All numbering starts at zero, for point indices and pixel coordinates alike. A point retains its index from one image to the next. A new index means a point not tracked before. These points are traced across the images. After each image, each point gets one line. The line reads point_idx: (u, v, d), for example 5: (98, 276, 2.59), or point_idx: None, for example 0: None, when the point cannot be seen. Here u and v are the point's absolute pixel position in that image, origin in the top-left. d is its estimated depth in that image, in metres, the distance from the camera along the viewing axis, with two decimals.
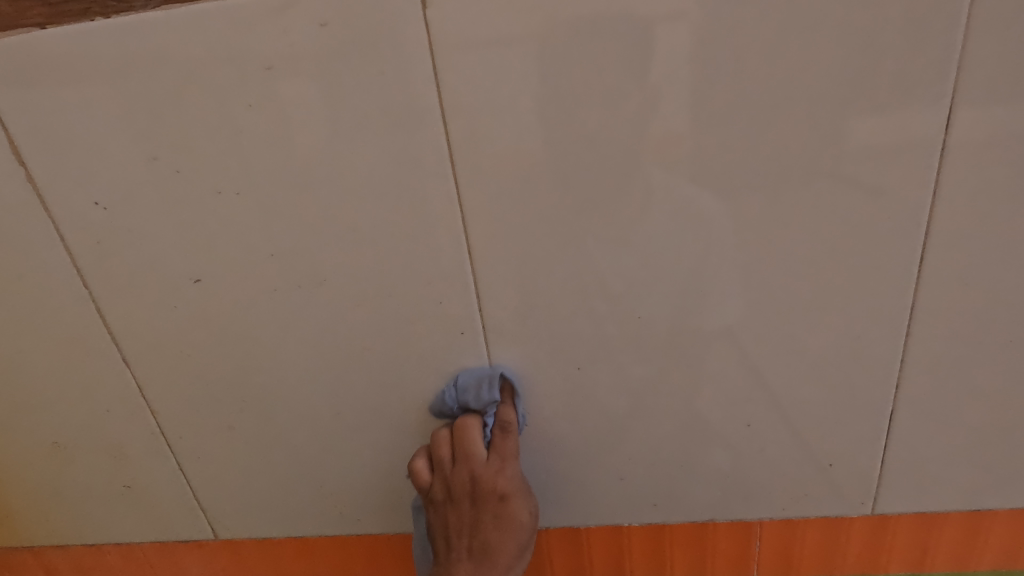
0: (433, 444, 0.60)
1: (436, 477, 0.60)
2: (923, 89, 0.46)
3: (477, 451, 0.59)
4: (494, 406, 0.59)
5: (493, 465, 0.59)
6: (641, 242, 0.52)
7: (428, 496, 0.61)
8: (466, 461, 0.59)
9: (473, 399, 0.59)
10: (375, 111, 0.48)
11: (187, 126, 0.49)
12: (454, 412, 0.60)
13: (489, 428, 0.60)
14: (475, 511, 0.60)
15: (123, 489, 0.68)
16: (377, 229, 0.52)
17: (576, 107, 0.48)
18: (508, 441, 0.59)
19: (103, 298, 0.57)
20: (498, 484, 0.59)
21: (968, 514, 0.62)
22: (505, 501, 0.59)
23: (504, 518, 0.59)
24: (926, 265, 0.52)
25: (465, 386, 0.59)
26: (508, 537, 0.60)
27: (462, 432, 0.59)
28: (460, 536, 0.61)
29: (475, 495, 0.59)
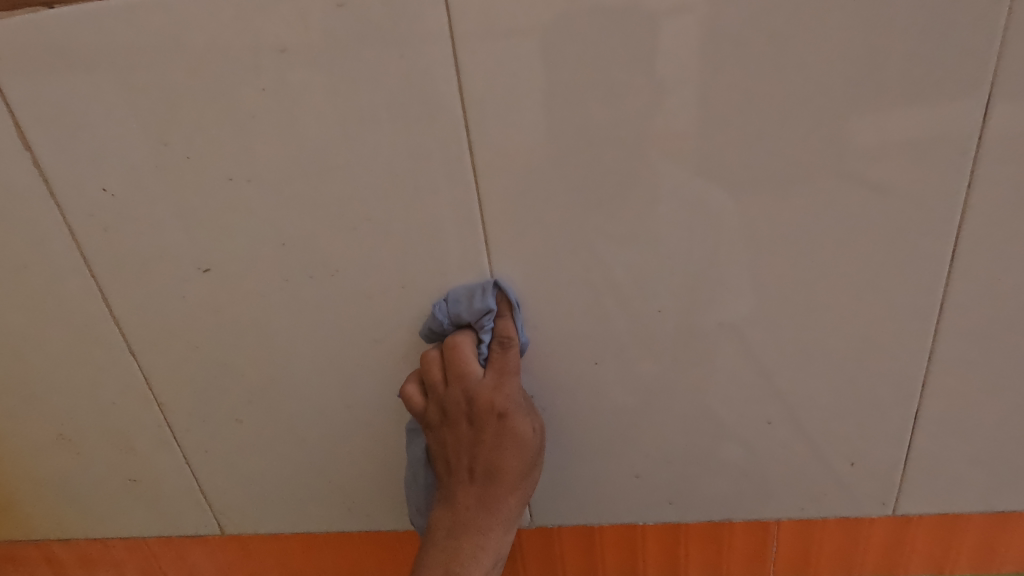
0: (424, 366, 0.55)
1: (429, 401, 0.55)
2: (961, 77, 0.44)
3: (472, 369, 0.53)
4: (490, 318, 0.53)
5: (489, 382, 0.54)
6: (663, 235, 0.51)
7: (423, 420, 0.56)
8: (459, 380, 0.53)
9: (465, 311, 0.53)
10: (391, 96, 0.47)
11: (197, 111, 0.48)
12: (445, 329, 0.55)
13: (486, 344, 0.54)
14: (474, 431, 0.55)
15: (129, 482, 0.67)
16: (391, 219, 0.51)
17: (599, 93, 0.46)
18: (508, 356, 0.53)
19: (110, 287, 0.55)
20: (496, 402, 0.53)
21: (992, 515, 0.61)
22: (505, 420, 0.54)
23: (507, 435, 0.54)
24: (957, 260, 0.50)
25: (456, 298, 0.53)
26: (511, 457, 0.55)
27: (453, 351, 0.53)
28: (460, 460, 0.56)
29: (472, 416, 0.54)
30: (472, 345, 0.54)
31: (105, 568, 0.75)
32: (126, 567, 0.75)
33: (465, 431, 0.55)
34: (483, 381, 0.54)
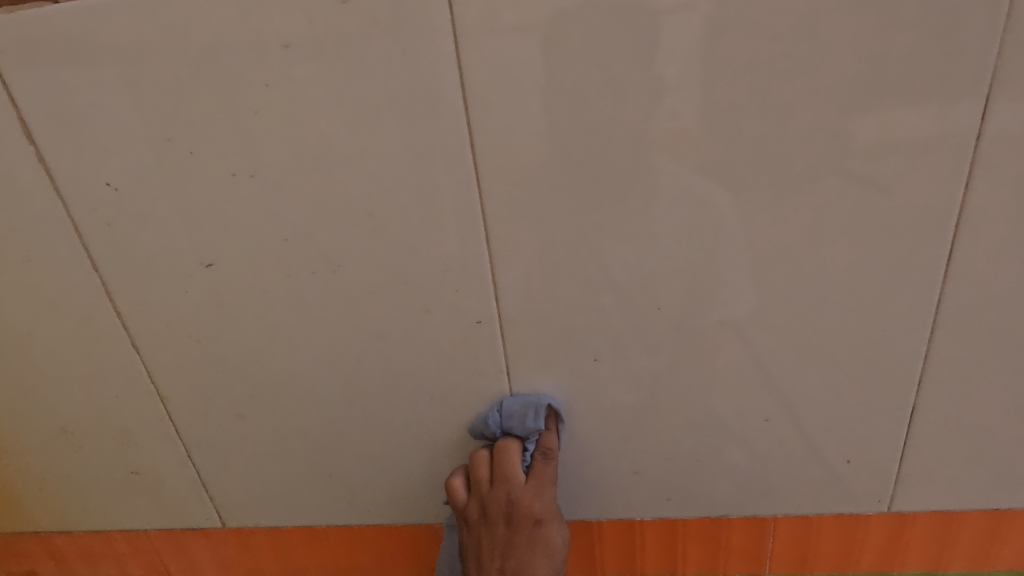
0: (473, 465, 0.60)
1: (471, 498, 0.60)
2: (961, 76, 0.44)
3: (516, 475, 0.58)
4: (538, 433, 0.59)
5: (531, 489, 0.59)
6: (664, 232, 0.51)
7: (463, 514, 0.60)
8: (504, 482, 0.58)
9: (517, 425, 0.59)
10: (394, 93, 0.47)
11: (202, 107, 0.48)
12: (495, 436, 0.60)
13: (530, 453, 0.60)
14: (510, 531, 0.59)
15: (131, 475, 0.67)
16: (393, 215, 0.51)
17: (601, 91, 0.46)
18: (549, 467, 0.59)
19: (113, 282, 0.56)
20: (535, 509, 0.58)
21: (987, 513, 0.61)
22: (541, 527, 0.59)
23: (539, 542, 0.59)
24: (955, 259, 0.50)
25: (511, 413, 0.59)
26: (542, 558, 0.59)
27: (501, 455, 0.59)
28: (492, 552, 0.59)
29: (511, 516, 0.58)
30: (519, 453, 0.60)
31: (107, 561, 0.75)
32: (128, 561, 0.75)
33: (501, 530, 0.59)
34: (525, 487, 0.59)
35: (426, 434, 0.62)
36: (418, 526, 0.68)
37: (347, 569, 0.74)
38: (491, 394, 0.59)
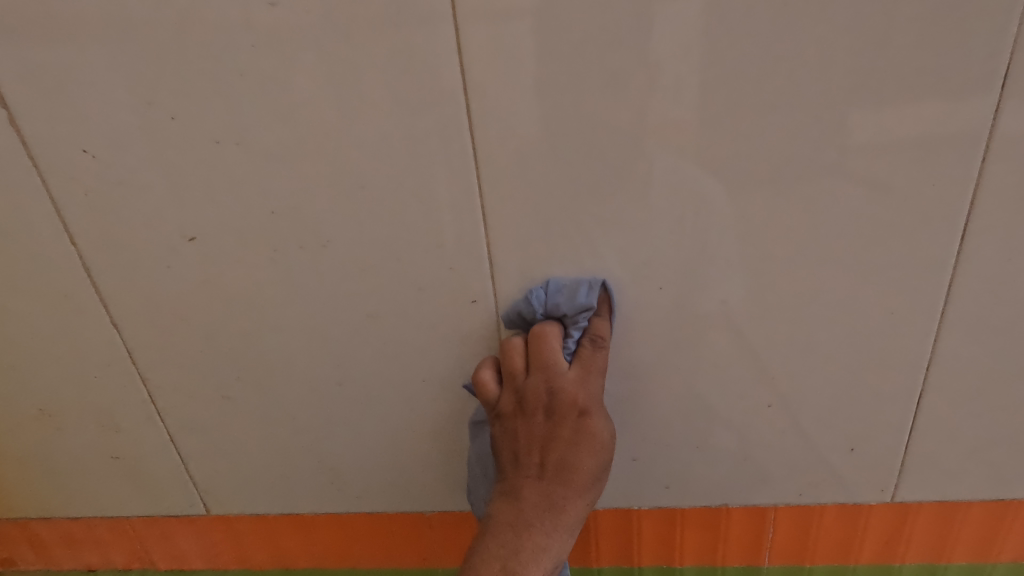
0: (506, 353, 0.53)
1: (505, 389, 0.53)
2: (981, 46, 0.42)
3: (556, 360, 0.52)
4: (586, 316, 0.52)
5: (574, 377, 0.52)
6: (668, 209, 0.49)
7: (495, 410, 0.54)
8: (542, 370, 0.52)
9: (564, 303, 0.52)
10: (387, 56, 0.45)
11: (184, 69, 0.45)
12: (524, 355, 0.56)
13: (573, 340, 0.53)
14: (550, 426, 0.53)
15: (113, 459, 0.65)
16: (385, 188, 0.49)
17: (603, 57, 0.44)
18: (597, 354, 0.52)
19: (93, 256, 0.53)
20: (580, 397, 0.52)
21: (991, 503, 0.60)
22: (585, 418, 0.52)
23: (584, 433, 0.52)
24: (969, 241, 0.48)
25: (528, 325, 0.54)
26: (586, 457, 0.52)
27: (539, 340, 0.53)
28: (529, 453, 0.53)
29: (552, 408, 0.52)
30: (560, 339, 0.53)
31: (89, 549, 0.73)
32: (111, 548, 0.73)
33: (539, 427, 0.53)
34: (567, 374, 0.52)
35: (418, 418, 0.59)
36: (410, 514, 0.66)
37: (335, 559, 0.71)
38: None
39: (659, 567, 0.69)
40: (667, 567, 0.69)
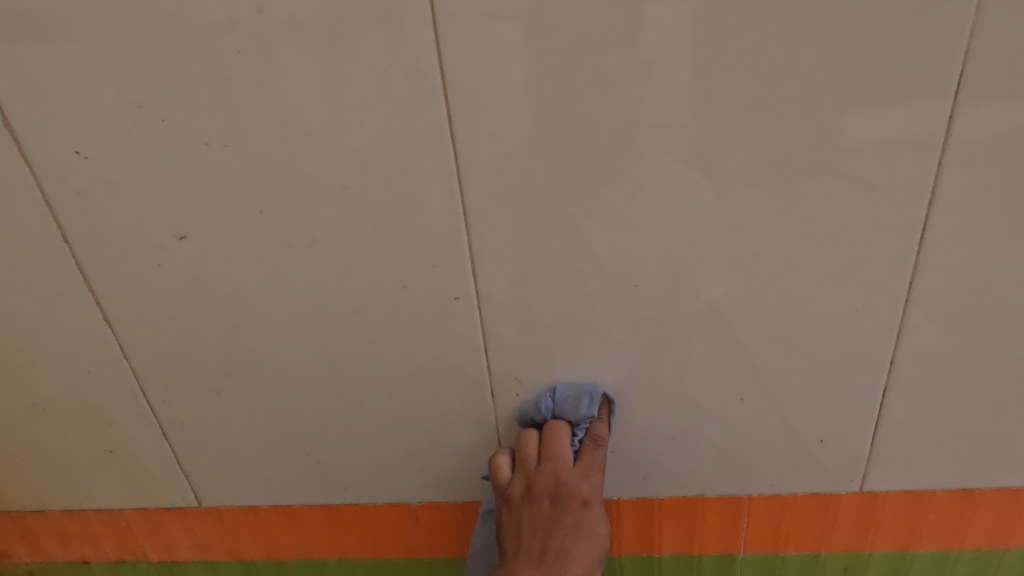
0: (519, 444, 0.59)
1: (516, 475, 0.59)
2: (937, 56, 0.44)
3: (565, 455, 0.58)
4: (589, 421, 0.59)
5: (579, 472, 0.57)
6: (642, 209, 0.51)
7: (505, 493, 0.58)
8: (553, 462, 0.57)
9: (569, 412, 0.59)
10: (371, 62, 0.46)
11: (174, 74, 0.47)
12: (502, 340, 0.57)
13: (578, 440, 0.60)
14: (554, 513, 0.57)
15: (105, 453, 0.66)
16: (370, 188, 0.51)
17: (578, 64, 0.46)
18: (597, 454, 0.58)
19: (85, 253, 0.55)
20: (583, 489, 0.57)
21: (956, 492, 0.62)
22: (587, 509, 0.57)
23: (585, 524, 0.57)
24: (928, 240, 0.51)
25: (509, 321, 0.56)
26: (586, 549, 0.57)
27: (551, 435, 0.59)
28: (533, 538, 0.57)
29: (557, 497, 0.57)
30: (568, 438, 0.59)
31: (82, 542, 0.75)
32: (103, 540, 0.74)
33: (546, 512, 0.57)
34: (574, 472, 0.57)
35: (404, 412, 0.61)
36: (396, 506, 0.68)
37: (324, 550, 0.73)
38: (469, 372, 0.59)
39: (639, 556, 0.71)
40: (646, 556, 0.71)
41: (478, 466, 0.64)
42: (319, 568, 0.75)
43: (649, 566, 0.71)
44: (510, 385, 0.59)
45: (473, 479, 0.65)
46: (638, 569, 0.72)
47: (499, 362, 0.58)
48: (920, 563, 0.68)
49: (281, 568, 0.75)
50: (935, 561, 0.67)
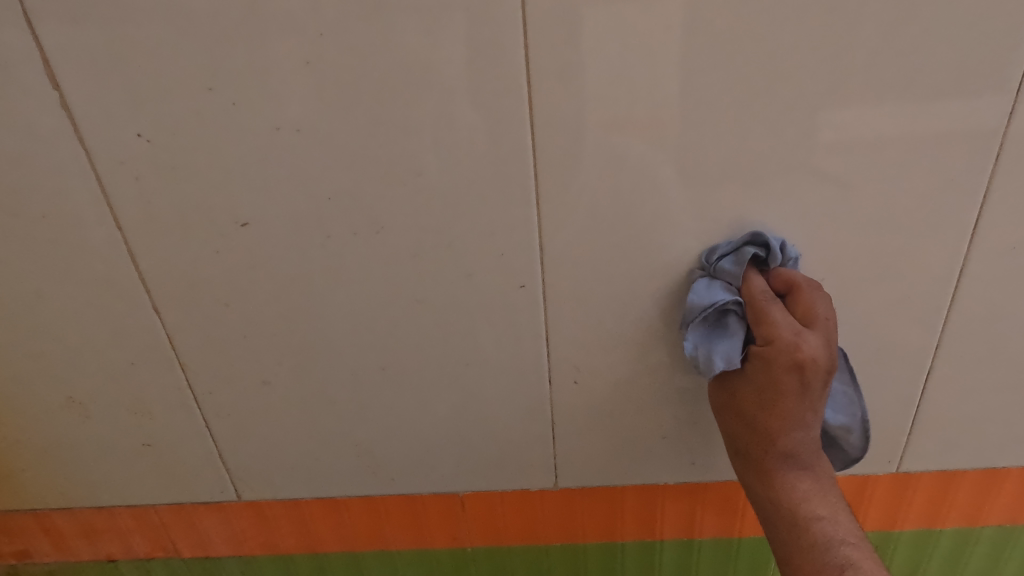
0: (795, 333, 0.50)
1: (750, 378, 0.53)
2: (999, 56, 0.47)
3: (783, 331, 0.50)
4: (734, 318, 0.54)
5: (790, 336, 0.50)
6: (712, 199, 0.52)
7: (755, 388, 0.52)
8: (786, 343, 0.50)
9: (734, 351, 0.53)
10: (453, 47, 0.46)
11: (250, 56, 0.46)
12: (563, 328, 0.57)
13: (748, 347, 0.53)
14: (799, 386, 0.51)
15: (142, 446, 0.64)
16: (443, 174, 0.51)
17: (661, 55, 0.47)
18: (777, 315, 0.51)
19: (137, 239, 0.53)
20: (802, 354, 0.49)
21: (983, 472, 0.66)
22: (792, 372, 0.50)
23: (776, 384, 0.51)
24: (979, 230, 0.53)
25: (571, 310, 0.57)
26: (790, 405, 0.51)
27: (795, 335, 0.50)
28: (753, 396, 0.53)
29: (803, 372, 0.50)
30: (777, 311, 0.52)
31: (110, 539, 0.72)
32: (132, 537, 0.72)
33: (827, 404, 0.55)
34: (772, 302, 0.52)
35: (458, 400, 0.61)
36: (442, 495, 0.68)
37: (365, 541, 0.72)
38: (529, 361, 0.59)
39: (679, 541, 0.72)
40: (687, 540, 0.72)
41: (529, 454, 0.64)
42: (359, 559, 0.74)
43: (688, 548, 0.73)
44: (568, 372, 0.60)
45: (523, 467, 0.65)
46: (677, 552, 0.73)
47: (558, 350, 0.58)
48: (945, 538, 0.72)
49: (319, 560, 0.75)
50: (958, 536, 0.71)
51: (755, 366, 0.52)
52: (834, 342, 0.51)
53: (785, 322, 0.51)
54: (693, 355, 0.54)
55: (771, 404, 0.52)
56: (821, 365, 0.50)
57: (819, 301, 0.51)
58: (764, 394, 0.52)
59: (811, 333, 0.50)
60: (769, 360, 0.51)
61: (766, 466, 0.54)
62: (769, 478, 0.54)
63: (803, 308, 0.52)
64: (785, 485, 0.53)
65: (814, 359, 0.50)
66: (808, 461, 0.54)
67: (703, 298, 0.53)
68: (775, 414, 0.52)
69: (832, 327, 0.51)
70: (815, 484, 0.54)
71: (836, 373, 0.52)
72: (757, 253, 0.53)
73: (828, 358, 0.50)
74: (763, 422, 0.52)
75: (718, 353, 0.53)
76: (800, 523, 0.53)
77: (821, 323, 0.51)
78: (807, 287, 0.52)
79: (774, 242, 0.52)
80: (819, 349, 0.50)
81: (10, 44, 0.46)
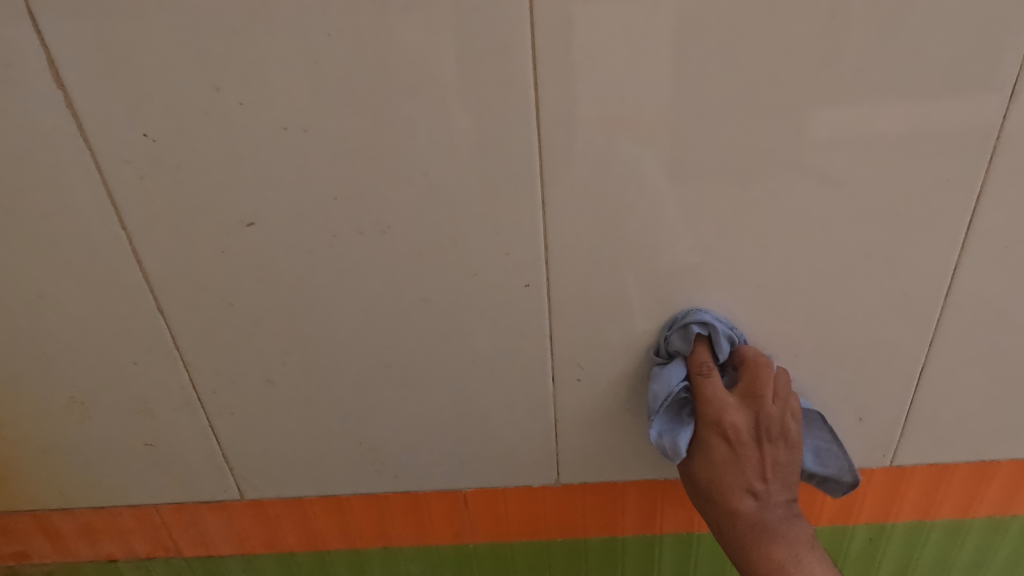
0: (726, 407, 0.57)
1: (698, 459, 0.59)
2: (993, 57, 0.48)
3: (718, 409, 0.57)
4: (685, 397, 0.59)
5: (717, 412, 0.57)
6: (714, 199, 0.53)
7: (704, 467, 0.58)
8: (716, 421, 0.57)
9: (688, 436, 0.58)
10: (460, 46, 0.47)
11: (257, 55, 0.46)
12: (568, 326, 0.58)
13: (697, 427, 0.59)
14: (737, 456, 0.57)
15: (144, 446, 0.64)
16: (449, 173, 0.51)
17: (666, 56, 0.48)
18: (715, 390, 0.57)
19: (141, 238, 0.53)
20: (729, 426, 0.57)
21: (974, 465, 0.68)
22: (726, 442, 0.57)
23: (715, 458, 0.58)
24: (972, 229, 0.55)
25: (575, 308, 0.57)
26: (733, 476, 0.58)
27: (723, 410, 0.57)
28: (705, 473, 0.59)
29: (735, 443, 0.57)
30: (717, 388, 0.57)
31: (111, 539, 0.72)
32: (133, 537, 0.72)
33: (795, 469, 0.59)
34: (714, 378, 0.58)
35: (462, 398, 0.62)
36: (445, 492, 0.68)
37: (368, 538, 0.73)
38: (532, 359, 0.59)
39: (678, 535, 0.73)
40: (686, 534, 0.73)
41: (532, 451, 0.65)
42: (362, 556, 0.75)
43: (687, 543, 0.74)
44: (570, 370, 0.60)
45: (525, 464, 0.66)
46: (677, 547, 0.74)
47: (561, 348, 0.59)
48: (937, 530, 0.73)
49: (321, 558, 0.75)
50: (949, 528, 0.73)
51: (702, 444, 0.58)
52: (764, 414, 0.57)
53: (719, 399, 0.57)
54: (659, 444, 0.59)
55: (718, 477, 0.58)
56: (745, 434, 0.57)
57: (766, 375, 0.56)
58: (712, 470, 0.58)
59: (737, 407, 0.57)
60: (705, 436, 0.58)
61: (736, 537, 0.58)
62: (746, 551, 0.58)
63: (746, 381, 0.57)
64: (757, 554, 0.58)
65: (739, 430, 0.57)
66: (777, 525, 0.58)
67: (664, 386, 0.58)
68: (722, 486, 0.58)
69: (771, 401, 0.57)
70: (792, 551, 0.58)
71: (775, 441, 0.58)
72: (702, 331, 0.57)
73: (753, 429, 0.57)
74: (717, 495, 0.58)
75: (681, 441, 0.58)
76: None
77: (759, 396, 0.56)
78: (754, 363, 0.57)
79: (718, 327, 0.57)
80: (741, 421, 0.57)
81: (13, 41, 0.46)
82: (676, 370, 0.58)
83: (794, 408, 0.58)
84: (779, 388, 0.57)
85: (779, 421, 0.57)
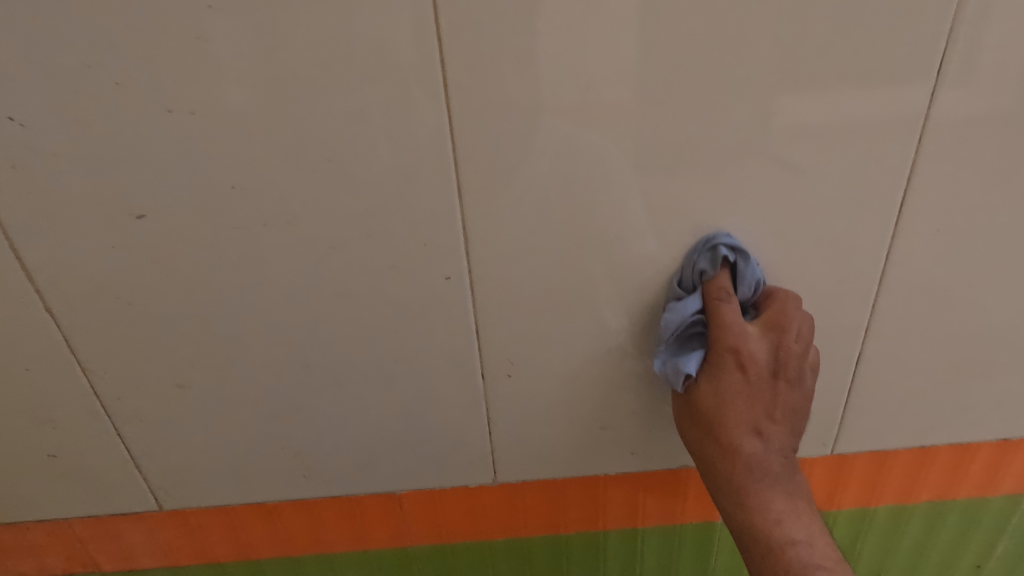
0: (742, 337, 0.52)
1: (704, 386, 0.54)
2: (923, 34, 0.46)
3: (735, 337, 0.52)
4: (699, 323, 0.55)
5: (735, 333, 0.52)
6: (639, 187, 0.50)
7: (706, 398, 0.54)
8: (729, 345, 0.53)
9: (693, 365, 0.54)
10: (357, 21, 0.43)
11: (132, 28, 0.42)
12: (496, 320, 0.55)
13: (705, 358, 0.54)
14: (748, 386, 0.53)
15: (48, 457, 0.60)
16: (356, 159, 0.47)
17: (581, 33, 0.44)
18: (732, 318, 0.53)
19: (19, 234, 0.48)
20: (742, 353, 0.52)
21: (913, 452, 0.67)
22: (738, 367, 0.53)
23: (721, 384, 0.53)
24: (904, 215, 0.53)
25: (501, 301, 0.54)
26: (739, 407, 0.53)
27: (739, 337, 0.52)
28: (710, 403, 0.54)
29: (747, 368, 0.52)
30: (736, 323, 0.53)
31: (23, 557, 0.68)
32: (48, 554, 0.68)
33: (804, 417, 0.55)
34: (732, 309, 0.53)
35: (388, 397, 0.58)
36: (378, 496, 0.65)
37: (301, 546, 0.69)
38: (460, 354, 0.57)
39: (623, 530, 0.72)
40: (632, 529, 0.72)
41: (467, 449, 0.62)
42: (297, 563, 0.71)
43: (632, 538, 0.73)
44: (500, 366, 0.58)
45: (461, 463, 0.63)
46: (623, 542, 0.73)
47: (488, 342, 0.56)
48: (880, 516, 0.73)
49: (254, 566, 0.71)
50: (892, 513, 0.73)
51: (709, 376, 0.54)
52: (785, 349, 0.52)
53: (738, 326, 0.52)
54: (663, 372, 0.56)
55: (723, 407, 0.53)
56: (760, 365, 0.53)
57: (791, 312, 0.53)
58: (719, 400, 0.53)
59: (757, 336, 0.53)
60: (718, 361, 0.53)
61: (736, 483, 0.53)
62: (744, 500, 0.53)
63: (768, 317, 0.53)
64: (753, 504, 0.53)
65: (755, 360, 0.53)
66: (779, 474, 0.53)
67: (677, 315, 0.54)
68: (727, 420, 0.53)
69: (793, 337, 0.53)
70: (789, 505, 0.53)
71: (790, 381, 0.53)
72: (729, 257, 0.52)
73: (770, 361, 0.53)
74: (720, 429, 0.53)
75: (685, 365, 0.54)
76: (777, 548, 0.52)
77: (780, 330, 0.52)
78: (778, 297, 0.54)
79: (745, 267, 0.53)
80: (758, 351, 0.53)
81: None
82: (692, 300, 0.54)
83: (810, 355, 0.55)
84: (803, 327, 0.53)
85: (798, 360, 0.53)
